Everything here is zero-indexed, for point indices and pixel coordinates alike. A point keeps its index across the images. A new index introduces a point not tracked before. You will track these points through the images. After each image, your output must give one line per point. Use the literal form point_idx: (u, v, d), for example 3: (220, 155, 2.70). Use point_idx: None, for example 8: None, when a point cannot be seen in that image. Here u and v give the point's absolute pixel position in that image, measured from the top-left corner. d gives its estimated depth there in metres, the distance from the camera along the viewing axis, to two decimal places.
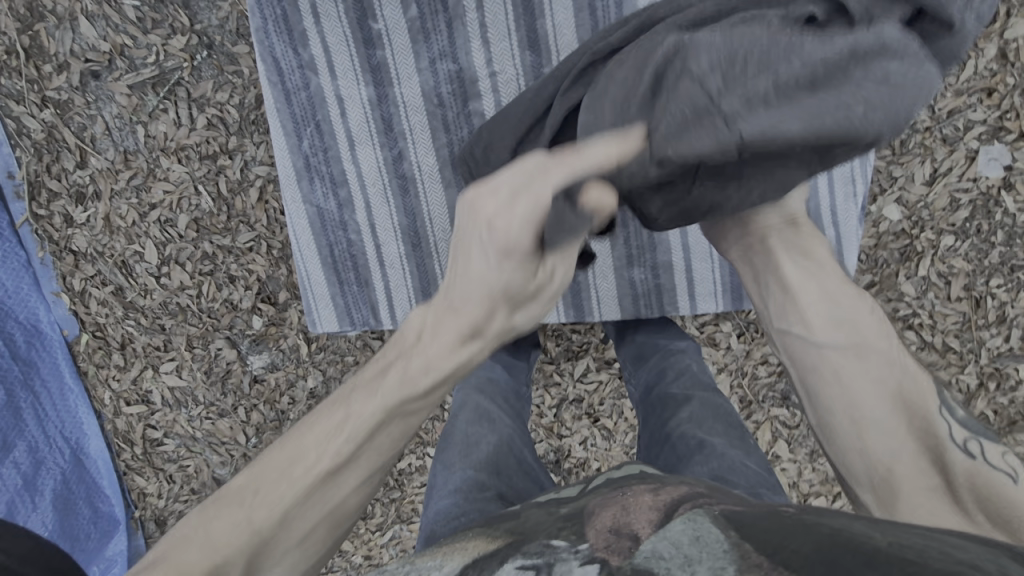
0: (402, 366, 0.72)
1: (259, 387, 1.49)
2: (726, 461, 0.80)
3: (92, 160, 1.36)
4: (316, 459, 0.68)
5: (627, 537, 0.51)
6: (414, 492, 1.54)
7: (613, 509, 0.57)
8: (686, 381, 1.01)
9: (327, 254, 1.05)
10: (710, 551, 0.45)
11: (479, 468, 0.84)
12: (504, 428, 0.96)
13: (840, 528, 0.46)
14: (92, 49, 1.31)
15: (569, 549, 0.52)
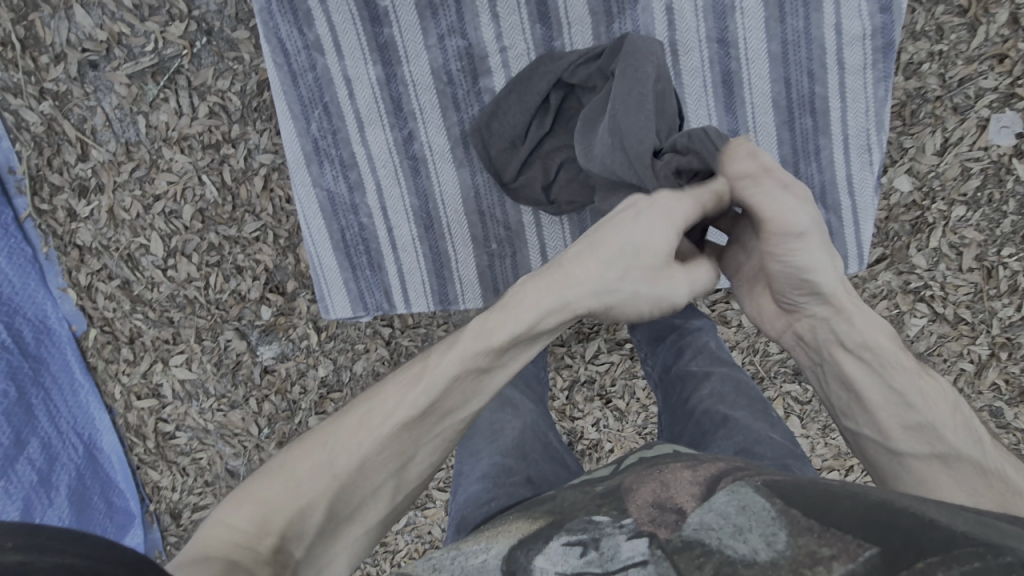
0: (477, 324, 0.69)
1: (270, 377, 1.49)
2: (752, 434, 0.81)
3: (93, 152, 1.35)
4: (395, 409, 0.65)
5: (671, 511, 0.52)
6: (428, 479, 1.55)
7: (652, 485, 0.57)
8: (704, 358, 1.01)
9: (339, 239, 1.04)
10: (759, 519, 0.48)
11: (506, 454, 0.82)
12: (527, 412, 0.95)
13: (887, 498, 0.49)
14: (89, 39, 1.29)
15: (614, 524, 0.53)
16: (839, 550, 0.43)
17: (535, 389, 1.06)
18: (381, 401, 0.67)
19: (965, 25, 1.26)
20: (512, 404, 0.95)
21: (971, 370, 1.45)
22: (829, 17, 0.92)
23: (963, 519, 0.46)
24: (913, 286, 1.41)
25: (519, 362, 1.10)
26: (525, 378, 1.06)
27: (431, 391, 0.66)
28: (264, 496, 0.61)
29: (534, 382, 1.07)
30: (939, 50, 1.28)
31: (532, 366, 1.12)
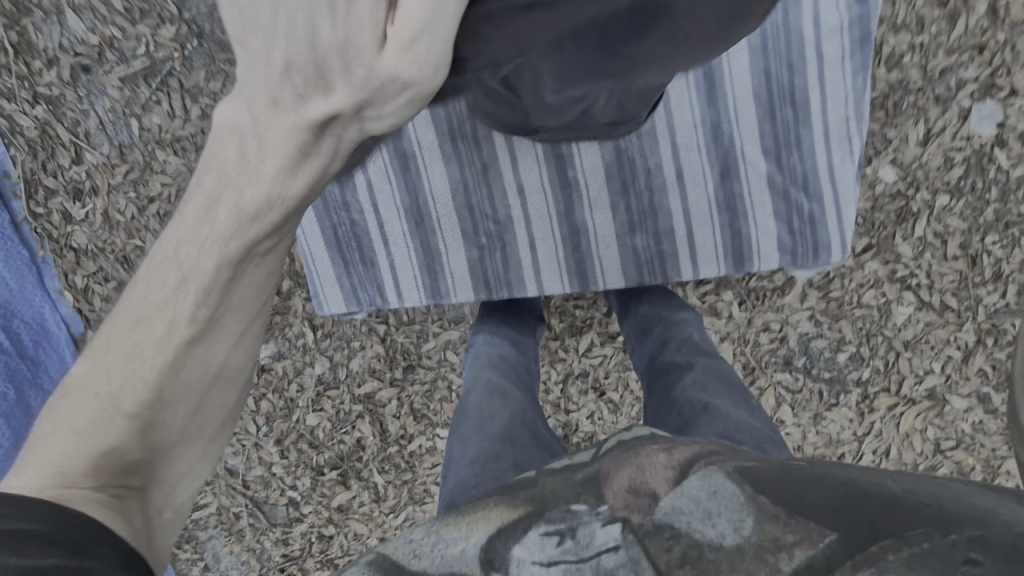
0: (239, 129, 0.52)
1: (267, 376, 1.54)
2: (732, 421, 0.81)
3: (87, 156, 1.36)
4: (195, 266, 0.57)
5: (645, 495, 0.54)
6: (425, 473, 1.56)
7: (629, 470, 0.58)
8: (689, 350, 1.02)
9: (331, 235, 1.04)
10: (726, 504, 0.50)
11: (493, 441, 0.84)
12: (515, 402, 0.96)
13: (852, 478, 0.51)
14: (82, 43, 1.30)
15: (590, 512, 0.54)
16: (802, 536, 0.47)
17: (524, 378, 1.09)
18: (182, 254, 0.58)
19: (945, 17, 1.28)
20: (501, 394, 0.97)
21: (958, 357, 1.47)
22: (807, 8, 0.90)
23: (922, 490, 0.48)
24: (899, 275, 1.43)
25: (508, 354, 1.12)
26: (513, 368, 1.08)
27: (224, 231, 0.56)
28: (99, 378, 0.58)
29: (523, 371, 1.10)
30: (920, 42, 1.30)
31: (522, 358, 1.13)
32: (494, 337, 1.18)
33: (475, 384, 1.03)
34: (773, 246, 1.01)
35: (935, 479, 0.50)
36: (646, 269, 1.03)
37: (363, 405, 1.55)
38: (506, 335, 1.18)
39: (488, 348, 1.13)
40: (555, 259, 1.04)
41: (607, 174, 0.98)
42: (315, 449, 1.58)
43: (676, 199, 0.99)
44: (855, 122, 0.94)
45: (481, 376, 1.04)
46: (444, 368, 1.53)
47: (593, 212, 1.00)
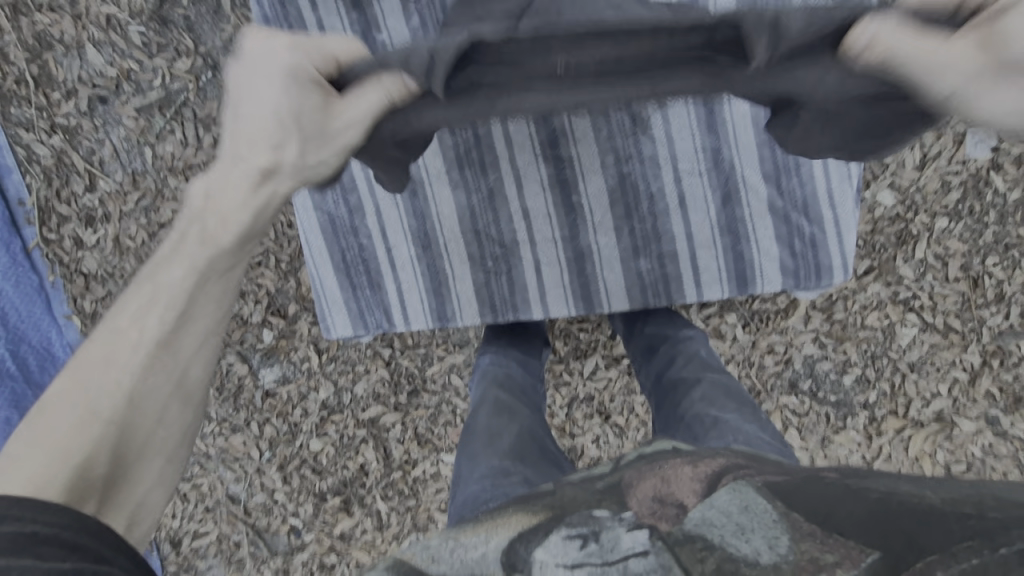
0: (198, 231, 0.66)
1: (271, 401, 1.53)
2: (741, 434, 0.81)
3: (101, 183, 1.38)
4: (139, 334, 0.61)
5: (672, 505, 0.57)
6: (430, 500, 1.55)
7: (652, 481, 0.61)
8: (696, 367, 1.02)
9: (339, 260, 1.03)
10: (758, 520, 0.54)
11: (506, 456, 0.84)
12: (524, 419, 0.96)
13: (889, 493, 0.55)
14: (100, 75, 1.34)
15: (614, 517, 0.57)
16: (842, 556, 0.51)
17: (532, 397, 1.08)
18: (123, 329, 0.62)
19: None
20: (512, 411, 0.97)
21: (964, 379, 1.47)
22: None
23: (963, 502, 0.53)
24: (901, 296, 1.44)
25: (516, 373, 1.12)
26: (521, 388, 1.08)
27: (173, 301, 0.63)
28: (31, 454, 0.55)
29: (531, 391, 1.09)
30: None
31: (529, 377, 1.13)
32: (500, 357, 1.18)
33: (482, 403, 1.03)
34: (775, 268, 1.01)
35: (973, 488, 0.55)
36: (651, 292, 1.02)
37: (367, 430, 1.54)
38: (513, 356, 1.18)
39: (495, 370, 1.12)
40: (560, 284, 1.02)
41: (612, 200, 0.99)
42: (319, 475, 1.56)
43: (679, 223, 0.99)
44: None
45: (489, 394, 1.04)
46: (449, 392, 1.53)
47: (601, 236, 0.99)
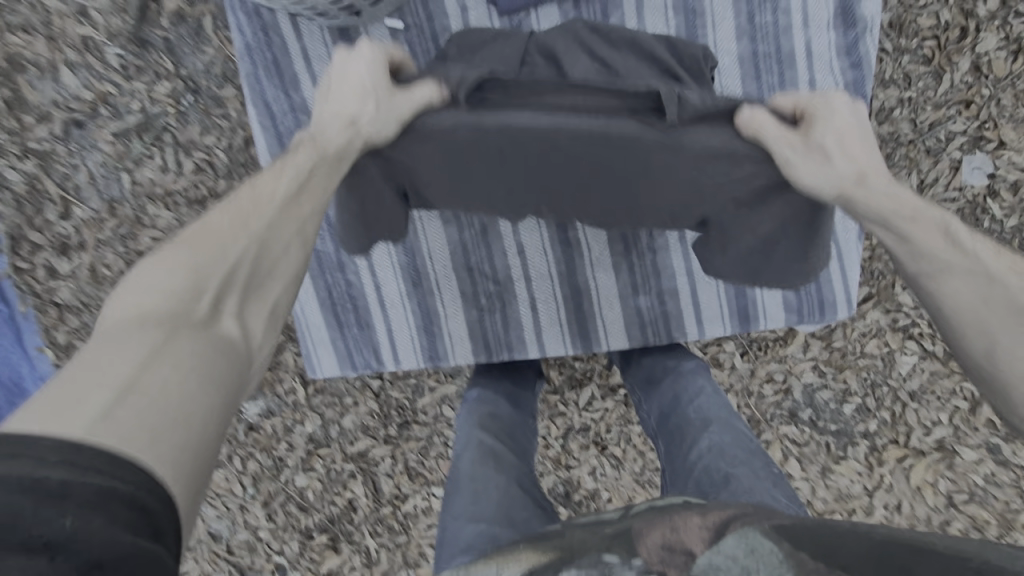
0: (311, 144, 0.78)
1: (255, 434, 1.47)
2: (750, 496, 0.74)
3: (76, 210, 1.33)
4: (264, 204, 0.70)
5: (681, 553, 0.51)
6: (421, 535, 1.50)
7: (660, 528, 0.54)
8: (702, 405, 0.94)
9: (325, 297, 0.99)
10: (768, 564, 0.49)
11: (493, 520, 0.78)
12: (512, 470, 0.90)
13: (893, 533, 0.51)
14: (75, 99, 1.28)
15: (623, 564, 0.52)
16: None
17: (521, 438, 1.02)
18: (252, 197, 0.71)
19: (931, 73, 1.30)
20: (497, 459, 0.91)
21: (964, 407, 1.45)
22: (803, 74, 0.93)
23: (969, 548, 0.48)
24: (901, 324, 1.42)
25: (501, 410, 1.05)
26: (510, 429, 1.01)
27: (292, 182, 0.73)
28: (167, 265, 0.60)
29: (520, 431, 1.03)
30: (908, 97, 1.31)
31: (517, 414, 1.07)
32: (489, 392, 1.11)
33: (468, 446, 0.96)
34: (779, 303, 0.98)
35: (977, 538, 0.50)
36: (651, 330, 0.98)
37: (355, 464, 1.48)
38: (504, 391, 1.11)
39: (482, 407, 1.05)
40: (556, 321, 0.98)
41: (612, 236, 0.95)
42: (305, 511, 1.50)
43: (680, 259, 0.96)
44: None
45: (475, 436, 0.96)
46: (440, 424, 1.48)
47: (598, 273, 0.96)
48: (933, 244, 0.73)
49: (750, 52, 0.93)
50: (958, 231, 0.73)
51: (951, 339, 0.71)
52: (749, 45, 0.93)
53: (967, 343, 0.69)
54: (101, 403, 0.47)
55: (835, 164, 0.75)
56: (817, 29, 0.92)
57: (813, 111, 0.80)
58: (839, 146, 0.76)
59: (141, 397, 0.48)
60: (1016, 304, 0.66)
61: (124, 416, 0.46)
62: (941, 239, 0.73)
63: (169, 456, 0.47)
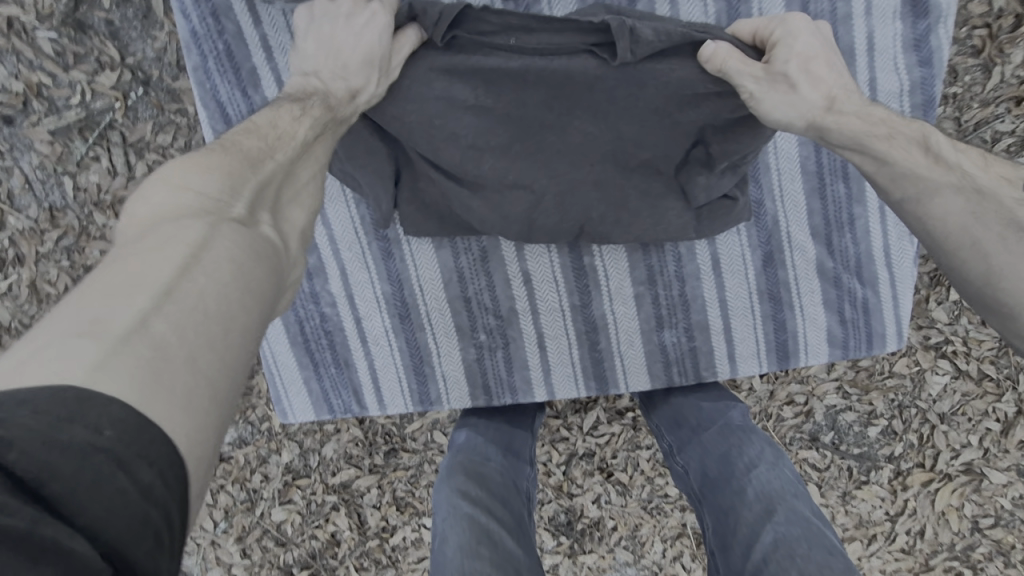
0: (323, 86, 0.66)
1: (226, 465, 1.33)
2: None
3: (11, 220, 1.16)
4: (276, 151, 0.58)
5: None
6: (410, 570, 1.38)
7: None
8: (761, 475, 0.69)
9: (297, 332, 0.84)
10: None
11: None
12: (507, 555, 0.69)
13: None
14: (4, 91, 1.10)
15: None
16: None
17: (516, 505, 0.80)
18: (260, 143, 0.58)
19: (980, 66, 1.17)
20: (490, 540, 0.70)
21: (997, 429, 1.35)
22: (862, 72, 0.79)
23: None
24: (933, 341, 1.31)
25: (493, 464, 0.84)
26: (503, 496, 0.79)
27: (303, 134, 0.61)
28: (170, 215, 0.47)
29: (514, 494, 0.81)
30: (953, 93, 1.19)
31: (509, 465, 0.86)
32: (479, 436, 0.90)
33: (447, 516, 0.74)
34: (822, 338, 0.85)
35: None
36: (677, 369, 0.85)
37: (338, 495, 1.35)
38: (497, 437, 0.90)
39: (464, 457, 0.84)
40: (566, 360, 0.85)
41: (632, 262, 0.82)
42: (283, 547, 1.37)
43: (711, 288, 0.83)
44: None
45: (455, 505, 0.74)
46: (432, 451, 1.35)
47: (616, 305, 0.83)
48: (912, 160, 0.58)
49: None
50: (939, 143, 0.59)
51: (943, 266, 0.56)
52: None
53: (961, 268, 0.54)
54: (140, 307, 0.40)
55: (801, 92, 0.64)
56: (882, 18, 0.78)
57: (771, 37, 0.67)
58: (807, 71, 0.65)
59: (181, 304, 0.42)
60: (1014, 217, 0.52)
61: (160, 331, 0.40)
62: (921, 155, 0.58)
63: (212, 370, 0.41)
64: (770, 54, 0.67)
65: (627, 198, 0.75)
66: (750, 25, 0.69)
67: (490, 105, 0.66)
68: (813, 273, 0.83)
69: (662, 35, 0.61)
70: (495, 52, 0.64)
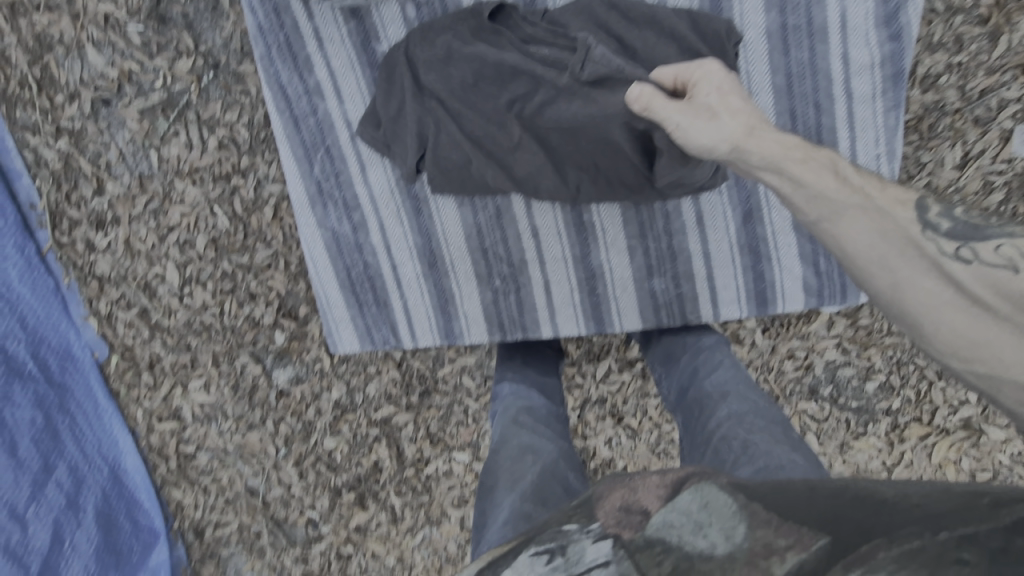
0: None
1: (285, 400, 1.54)
2: (773, 461, 0.69)
3: (108, 187, 1.37)
4: None
5: (636, 513, 0.57)
6: (442, 495, 1.58)
7: (621, 491, 0.61)
8: (724, 374, 0.87)
9: (344, 277, 1.02)
10: (718, 518, 0.55)
11: (527, 496, 0.75)
12: (548, 454, 0.86)
13: (849, 485, 0.55)
14: (101, 77, 1.31)
15: (581, 530, 0.57)
16: (795, 542, 0.51)
17: (560, 429, 0.99)
18: None
19: (986, 35, 1.19)
20: (532, 450, 0.86)
21: None
22: (835, 47, 0.95)
23: (898, 488, 0.53)
24: None
25: (538, 406, 1.02)
26: (545, 420, 0.98)
27: None
28: None
29: (557, 422, 1.00)
30: (957, 62, 1.21)
31: (550, 405, 1.04)
32: (520, 385, 1.08)
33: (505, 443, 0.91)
34: (798, 286, 0.97)
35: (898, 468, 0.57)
36: (665, 312, 0.99)
37: (380, 429, 1.55)
38: (533, 381, 1.09)
39: (516, 399, 1.02)
40: (570, 303, 1.01)
41: (625, 219, 0.96)
42: (333, 471, 1.58)
43: (695, 241, 0.96)
44: (884, 151, 0.99)
45: (511, 435, 0.91)
46: (460, 393, 1.53)
47: (612, 256, 0.98)
48: (825, 185, 0.70)
49: (780, 25, 0.94)
50: (845, 169, 0.72)
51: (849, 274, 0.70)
52: (779, 17, 0.94)
53: (869, 278, 0.68)
54: None
55: (721, 120, 0.74)
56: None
57: (691, 76, 0.79)
58: (723, 103, 0.75)
59: None
60: (908, 234, 0.67)
61: None
62: (830, 179, 0.71)
63: None
64: (693, 93, 0.78)
65: (618, 165, 0.88)
66: (676, 64, 0.81)
67: (507, 79, 0.86)
68: (788, 228, 0.95)
69: (606, 64, 0.80)
70: (514, 52, 0.85)
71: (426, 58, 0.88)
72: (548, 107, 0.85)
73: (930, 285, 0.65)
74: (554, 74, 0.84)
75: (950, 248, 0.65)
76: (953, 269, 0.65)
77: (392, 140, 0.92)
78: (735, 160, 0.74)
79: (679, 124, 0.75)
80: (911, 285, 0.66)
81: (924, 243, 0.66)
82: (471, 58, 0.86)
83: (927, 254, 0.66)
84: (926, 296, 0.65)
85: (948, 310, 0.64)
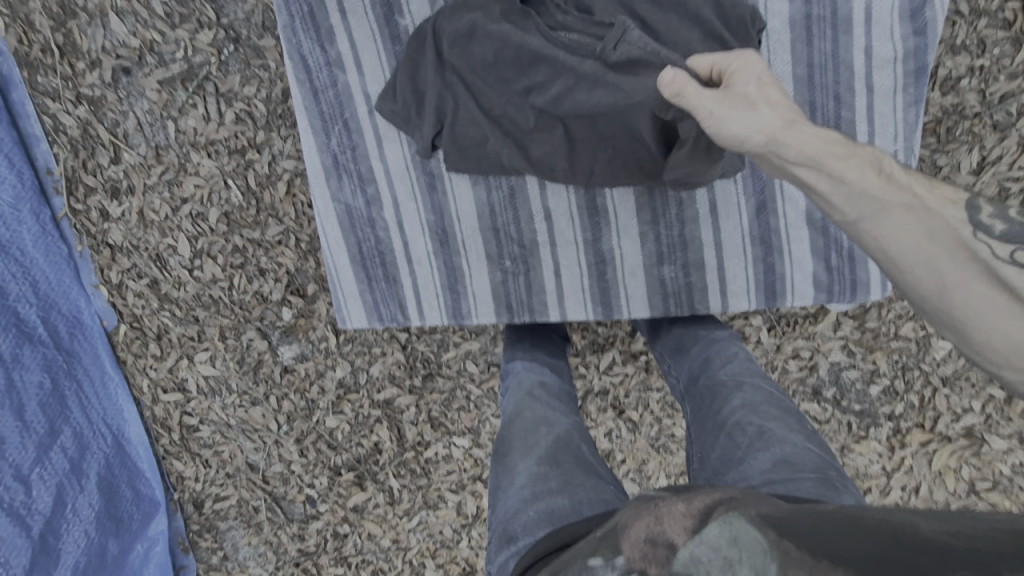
0: None
1: (289, 376, 1.54)
2: (780, 452, 0.71)
3: (125, 156, 1.38)
4: None
5: (663, 546, 0.53)
6: (440, 479, 1.59)
7: (646, 519, 0.56)
8: (736, 366, 0.87)
9: (355, 251, 1.02)
10: (749, 552, 0.49)
11: (539, 464, 0.79)
12: (563, 423, 0.88)
13: (898, 528, 0.49)
14: (123, 46, 1.32)
15: (607, 565, 0.54)
16: None
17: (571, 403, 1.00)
18: None
19: (1010, 39, 1.18)
20: (547, 420, 0.87)
21: (999, 397, 1.41)
22: (858, 40, 0.96)
23: (975, 539, 0.46)
24: None
25: (551, 381, 1.03)
26: (558, 396, 0.98)
27: None
28: None
29: (569, 397, 1.01)
30: (979, 65, 1.20)
31: (562, 382, 1.05)
32: (534, 362, 1.09)
33: (517, 413, 0.93)
34: (807, 281, 0.98)
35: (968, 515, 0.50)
36: (674, 300, 1.01)
37: (382, 410, 1.56)
38: (541, 359, 1.10)
39: (532, 372, 1.04)
40: (579, 286, 1.02)
41: (638, 204, 0.98)
42: (334, 450, 1.59)
43: (708, 230, 0.98)
44: (904, 144, 0.99)
45: (525, 406, 0.93)
46: (463, 378, 1.53)
47: (626, 242, 0.99)
48: (865, 181, 0.68)
49: (803, 14, 0.95)
50: (890, 167, 0.69)
51: (893, 276, 0.67)
52: (802, 7, 0.95)
53: (914, 281, 0.64)
54: None
55: (757, 110, 0.73)
56: None
57: (729, 65, 0.78)
58: (762, 93, 0.75)
59: None
60: (960, 236, 0.63)
61: None
62: (873, 177, 0.68)
63: None
64: (730, 81, 0.77)
65: (636, 150, 0.89)
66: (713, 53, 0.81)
67: (527, 60, 0.85)
68: (798, 222, 0.96)
69: (642, 46, 0.81)
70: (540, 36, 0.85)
71: (450, 33, 0.87)
72: (566, 96, 0.85)
73: (980, 289, 0.61)
74: (583, 54, 0.85)
75: (1004, 252, 0.60)
76: (1008, 274, 0.60)
77: (412, 115, 0.93)
78: (771, 153, 0.73)
79: (715, 111, 0.74)
80: (961, 290, 0.62)
81: (975, 245, 0.62)
82: (490, 36, 0.85)
83: (979, 258, 0.61)
84: (980, 303, 0.60)
85: (997, 315, 0.59)
